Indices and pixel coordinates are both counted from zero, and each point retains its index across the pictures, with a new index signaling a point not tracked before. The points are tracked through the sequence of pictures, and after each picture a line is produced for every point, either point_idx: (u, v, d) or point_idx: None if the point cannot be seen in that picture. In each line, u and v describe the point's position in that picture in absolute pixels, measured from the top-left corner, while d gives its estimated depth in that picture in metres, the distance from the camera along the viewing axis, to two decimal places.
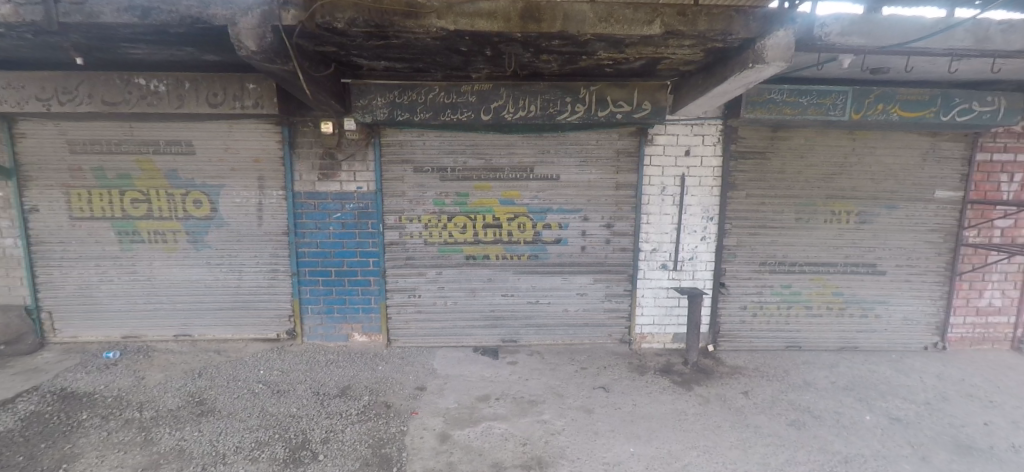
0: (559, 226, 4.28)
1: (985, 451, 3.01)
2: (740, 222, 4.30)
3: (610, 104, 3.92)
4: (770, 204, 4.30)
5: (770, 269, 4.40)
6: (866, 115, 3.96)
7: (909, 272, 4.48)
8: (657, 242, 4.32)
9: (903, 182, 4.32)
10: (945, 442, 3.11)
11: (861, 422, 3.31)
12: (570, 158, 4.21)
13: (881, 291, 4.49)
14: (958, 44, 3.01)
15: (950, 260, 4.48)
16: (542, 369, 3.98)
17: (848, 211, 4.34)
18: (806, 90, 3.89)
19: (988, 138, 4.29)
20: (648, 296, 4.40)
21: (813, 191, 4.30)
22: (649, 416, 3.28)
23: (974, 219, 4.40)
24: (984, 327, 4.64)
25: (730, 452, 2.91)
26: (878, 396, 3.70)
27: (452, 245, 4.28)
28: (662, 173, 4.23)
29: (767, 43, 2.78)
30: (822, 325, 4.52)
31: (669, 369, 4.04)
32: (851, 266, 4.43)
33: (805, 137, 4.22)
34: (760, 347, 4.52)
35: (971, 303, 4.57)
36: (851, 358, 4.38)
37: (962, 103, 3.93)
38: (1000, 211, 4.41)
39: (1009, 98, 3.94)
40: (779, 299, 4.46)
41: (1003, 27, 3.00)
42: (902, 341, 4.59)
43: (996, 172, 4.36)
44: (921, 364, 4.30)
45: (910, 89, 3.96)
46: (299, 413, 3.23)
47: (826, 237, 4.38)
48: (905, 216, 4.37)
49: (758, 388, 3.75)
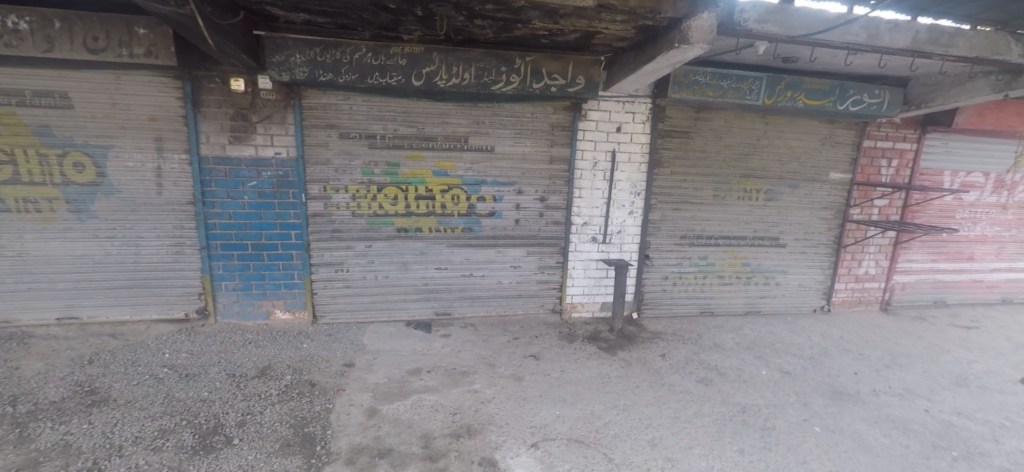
0: (493, 199, 4.25)
1: (853, 396, 3.51)
2: (664, 197, 4.54)
3: (545, 77, 3.89)
4: (691, 180, 4.56)
5: (689, 242, 4.71)
6: (777, 101, 4.28)
7: (805, 244, 5.01)
8: (588, 216, 4.44)
9: (804, 163, 4.77)
10: (824, 390, 3.57)
11: (758, 376, 3.70)
12: (504, 130, 4.15)
13: (781, 261, 4.99)
14: (853, 38, 3.26)
15: (838, 234, 5.06)
16: (475, 341, 4.00)
17: (758, 189, 4.73)
18: (727, 74, 4.12)
19: (873, 127, 4.84)
20: (579, 268, 4.55)
21: (729, 170, 4.62)
22: (575, 381, 3.43)
23: (858, 199, 5.00)
24: (861, 291, 5.33)
25: (647, 409, 3.13)
26: (773, 353, 4.15)
27: (382, 217, 4.10)
28: (594, 148, 4.32)
29: (691, 24, 2.87)
30: (731, 292, 4.95)
31: (596, 336, 4.24)
32: (758, 239, 4.86)
33: (724, 119, 4.49)
34: (678, 313, 4.87)
35: (851, 271, 5.22)
36: (754, 321, 4.86)
37: (855, 94, 4.38)
38: (879, 192, 5.03)
39: (892, 92, 4.45)
40: (696, 269, 4.80)
41: (890, 26, 3.28)
42: (796, 305, 5.17)
43: (878, 157, 4.94)
44: (810, 324, 4.88)
45: (814, 78, 4.33)
46: (211, 396, 2.99)
47: (738, 213, 4.75)
48: (804, 194, 4.85)
49: (675, 351, 4.06)
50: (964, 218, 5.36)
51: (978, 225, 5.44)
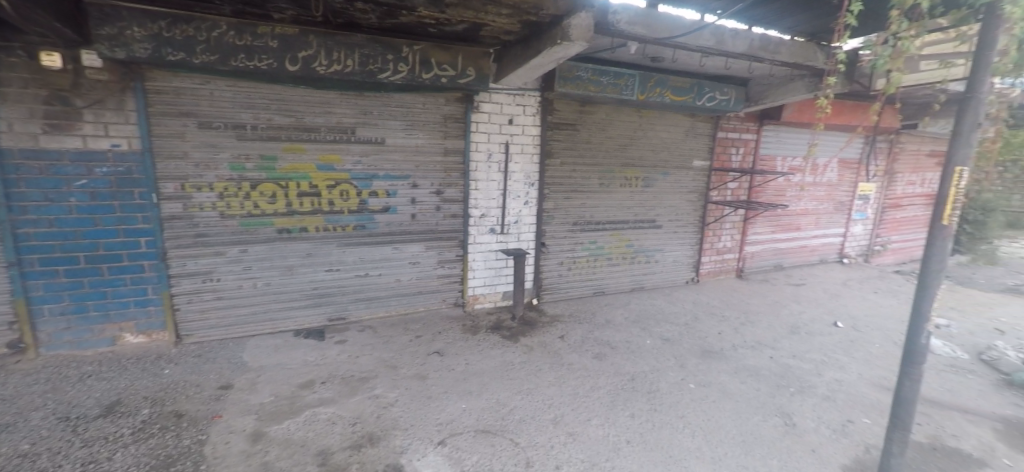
0: (386, 193, 4.05)
1: (719, 353, 4.05)
2: (556, 187, 4.74)
3: (435, 67, 3.79)
4: (580, 170, 4.83)
5: (581, 228, 5.00)
6: (649, 96, 4.72)
7: (677, 225, 5.63)
8: (486, 208, 4.46)
9: (673, 153, 5.34)
10: (696, 351, 4.07)
11: (644, 346, 4.09)
12: (395, 121, 3.96)
13: (658, 241, 5.55)
14: (705, 43, 3.70)
15: (702, 214, 5.78)
16: (375, 343, 3.81)
17: (637, 176, 5.18)
18: (606, 70, 4.41)
19: (725, 121, 5.58)
20: (479, 260, 4.56)
21: (612, 159, 4.98)
22: (480, 372, 3.45)
23: (716, 183, 5.75)
24: (722, 263, 6.17)
25: (549, 390, 3.27)
26: (655, 323, 4.61)
27: (259, 218, 3.66)
28: (488, 140, 4.34)
29: (571, 22, 3.01)
30: (619, 272, 5.38)
31: (499, 326, 4.31)
32: (639, 222, 5.34)
33: (606, 113, 4.82)
34: (574, 295, 5.16)
35: (714, 246, 6.01)
36: (638, 297, 5.35)
37: (709, 92, 5.02)
38: (731, 176, 5.83)
39: (736, 91, 5.17)
40: (588, 253, 5.12)
41: (733, 34, 3.78)
42: (672, 279, 5.80)
43: (729, 146, 5.72)
44: (684, 294, 5.52)
45: (677, 77, 4.85)
46: (35, 449, 2.42)
47: (621, 199, 5.15)
48: (674, 180, 5.44)
49: (572, 331, 4.30)
50: (792, 195, 6.47)
51: (802, 201, 6.62)
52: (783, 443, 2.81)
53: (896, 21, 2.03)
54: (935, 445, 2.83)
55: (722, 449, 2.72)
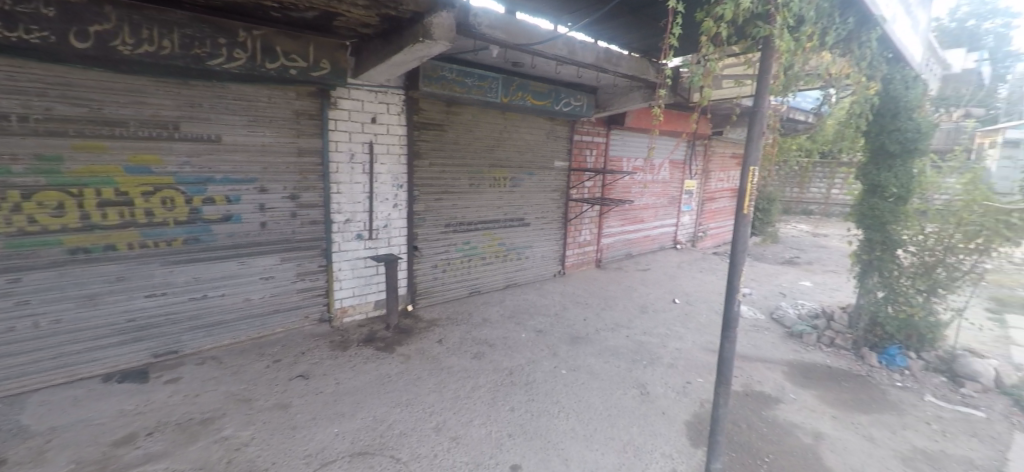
0: (226, 200, 3.48)
1: (586, 337, 4.41)
2: (426, 188, 4.63)
3: (280, 56, 3.39)
4: (449, 171, 4.79)
5: (453, 229, 4.97)
6: (511, 100, 4.90)
7: (543, 222, 5.97)
8: (350, 213, 4.14)
9: (536, 154, 5.64)
10: (566, 338, 4.37)
11: (520, 340, 4.24)
12: (233, 116, 3.41)
13: (527, 238, 5.83)
14: (559, 52, 3.96)
15: (564, 211, 6.23)
16: (221, 376, 3.25)
17: (505, 177, 5.34)
18: (470, 72, 4.44)
19: (580, 125, 6.09)
20: (346, 269, 4.22)
21: (480, 160, 5.06)
22: (353, 390, 3.19)
23: (574, 182, 6.24)
24: (583, 255, 6.75)
25: (430, 397, 3.17)
26: (529, 317, 4.83)
27: (39, 236, 2.82)
28: (349, 140, 4.03)
29: (433, 20, 2.95)
30: (493, 270, 5.50)
31: (372, 338, 4.05)
32: (509, 221, 5.52)
33: (472, 114, 4.86)
34: (450, 297, 5.11)
35: (575, 240, 6.54)
36: (512, 293, 5.54)
37: (565, 98, 5.41)
38: (587, 176, 6.40)
39: (588, 98, 5.67)
40: (461, 254, 5.12)
41: (583, 46, 4.11)
42: (542, 273, 6.15)
43: (584, 148, 6.26)
44: (552, 287, 5.89)
45: (536, 82, 5.13)
46: None
47: (491, 199, 5.26)
48: (539, 180, 5.75)
49: (450, 334, 4.25)
50: (636, 192, 7.37)
51: (644, 196, 7.59)
52: (640, 410, 3.18)
53: (705, 46, 2.36)
54: (748, 391, 3.50)
55: (592, 426, 2.96)
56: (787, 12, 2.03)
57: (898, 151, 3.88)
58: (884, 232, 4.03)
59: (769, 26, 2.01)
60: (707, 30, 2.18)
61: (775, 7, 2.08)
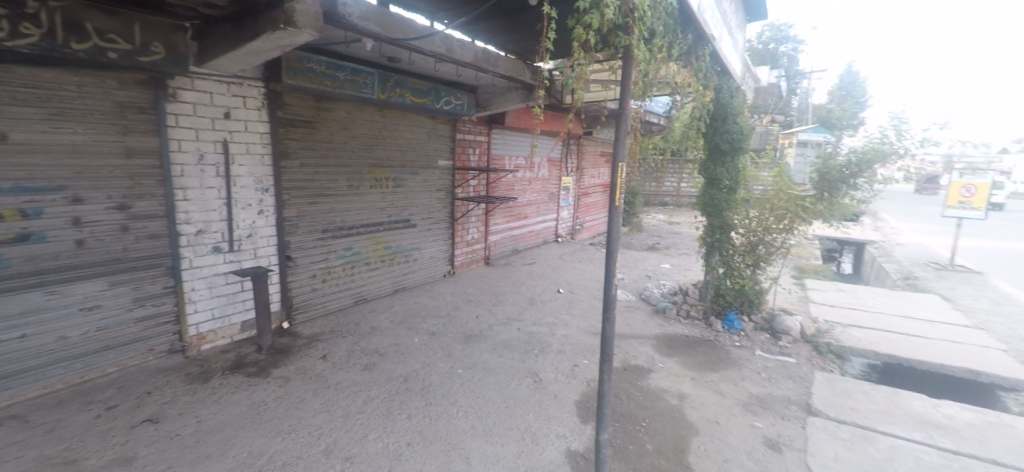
0: (21, 214, 2.73)
1: (480, 334, 4.45)
2: (297, 192, 4.20)
3: (92, 35, 2.78)
4: (323, 172, 4.41)
5: (332, 235, 4.60)
6: (389, 96, 4.69)
7: (430, 222, 5.85)
8: (203, 222, 3.56)
9: (418, 153, 5.50)
10: (461, 337, 4.36)
11: (413, 345, 4.11)
12: (24, 107, 2.69)
13: (414, 239, 5.66)
14: (437, 50, 3.89)
15: (451, 210, 6.18)
16: (26, 438, 2.55)
17: (386, 177, 5.10)
18: (342, 65, 4.15)
19: (461, 123, 6.09)
20: (202, 288, 3.63)
21: (359, 160, 4.75)
22: (220, 427, 2.77)
23: (459, 181, 6.23)
24: (472, 253, 6.79)
25: (316, 419, 2.90)
26: (420, 320, 4.70)
27: None
28: (196, 138, 3.46)
29: (295, 7, 2.67)
30: (379, 275, 5.23)
31: (240, 363, 3.55)
32: (393, 223, 5.30)
33: (346, 110, 4.53)
34: (332, 309, 4.74)
35: (463, 238, 6.55)
36: (401, 297, 5.34)
37: (445, 96, 5.36)
38: (471, 174, 6.44)
39: (468, 97, 5.69)
40: (343, 261, 4.77)
41: (460, 44, 4.08)
42: (431, 274, 6.03)
43: (467, 147, 6.28)
44: (443, 287, 5.83)
45: (415, 79, 4.98)
46: None
47: (373, 201, 4.99)
48: (423, 180, 5.62)
49: (335, 348, 3.94)
50: (519, 189, 7.65)
51: (527, 193, 7.91)
52: (535, 398, 3.32)
53: (576, 51, 2.50)
54: (626, 366, 3.88)
55: (491, 420, 3.00)
56: (642, 26, 2.20)
57: (725, 149, 4.60)
58: (721, 218, 4.78)
59: (628, 36, 2.14)
60: (577, 37, 2.26)
61: (631, 18, 2.24)
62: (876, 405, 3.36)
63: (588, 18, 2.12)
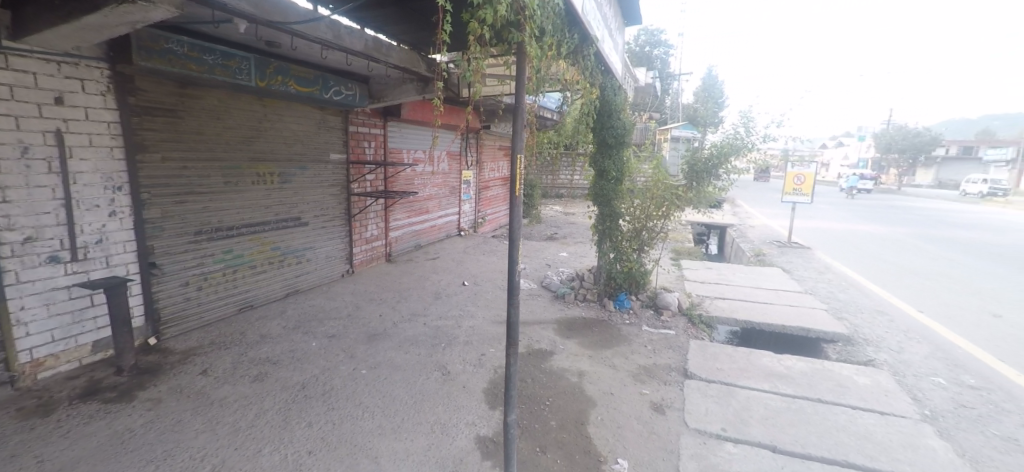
0: None
1: (383, 333, 4.35)
2: (161, 190, 3.69)
3: None
4: (193, 167, 3.92)
5: (208, 237, 4.12)
6: (269, 84, 4.24)
7: (323, 220, 5.51)
8: (33, 228, 2.97)
9: (307, 146, 5.13)
10: (363, 337, 4.22)
11: (310, 350, 3.88)
12: None
13: (307, 239, 5.30)
14: (324, 36, 3.58)
15: (347, 207, 5.89)
16: None
17: (271, 172, 4.69)
18: (210, 47, 3.61)
19: (354, 115, 5.81)
20: (35, 307, 3.03)
21: (236, 154, 4.30)
22: (72, 464, 2.37)
23: (355, 175, 5.95)
24: (372, 250, 6.55)
25: (199, 440, 2.62)
26: (318, 324, 4.45)
27: None
28: (16, 126, 2.86)
29: None
30: (267, 279, 4.82)
31: (95, 390, 3.06)
32: (282, 222, 4.90)
33: (218, 98, 4.07)
34: (212, 319, 4.27)
35: (362, 235, 6.29)
36: (294, 301, 4.98)
37: (334, 86, 5.00)
38: (367, 169, 6.19)
39: (360, 87, 5.40)
40: (223, 265, 4.30)
41: (349, 31, 3.81)
42: (328, 274, 5.71)
43: (361, 140, 6.02)
44: (342, 288, 5.55)
45: (298, 66, 4.55)
46: None
47: (256, 198, 4.56)
48: (313, 175, 5.27)
49: (218, 361, 3.57)
50: (419, 183, 7.54)
51: (427, 187, 7.83)
52: (443, 389, 3.36)
53: (472, 45, 2.45)
54: (530, 351, 4.08)
55: (399, 417, 2.97)
56: (534, 24, 2.17)
57: (611, 143, 5.03)
58: (610, 207, 5.22)
59: (522, 34, 2.09)
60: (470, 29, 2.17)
61: (524, 15, 2.19)
62: (736, 364, 3.90)
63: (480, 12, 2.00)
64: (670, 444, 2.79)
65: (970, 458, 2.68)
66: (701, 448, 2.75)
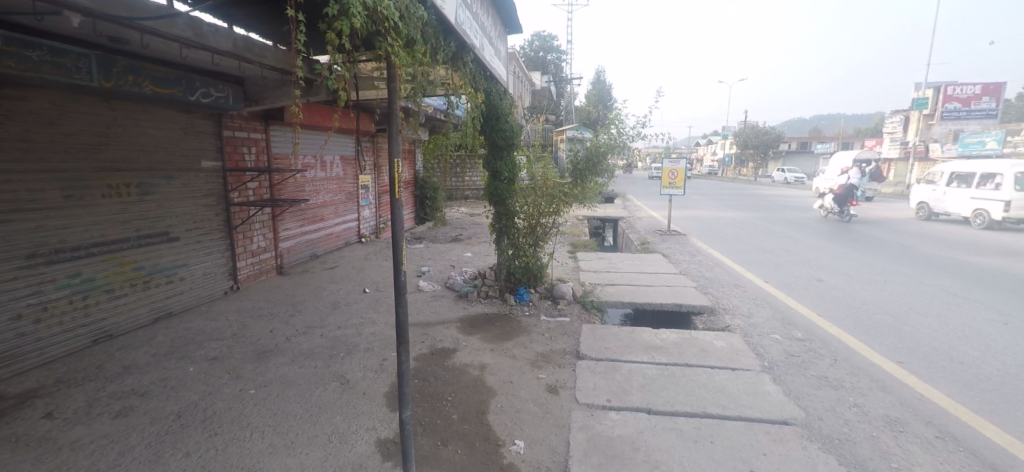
0: None
1: (275, 349, 4.09)
2: None
3: None
4: (21, 180, 3.35)
5: (46, 260, 3.54)
6: (118, 85, 3.65)
7: (198, 234, 5.00)
8: None
9: (172, 153, 4.61)
10: (251, 356, 3.94)
11: (186, 376, 3.54)
12: None
13: (178, 255, 4.77)
14: (181, 33, 3.22)
15: (226, 218, 5.40)
16: None
17: (126, 183, 4.15)
18: (33, 42, 3.00)
19: (228, 119, 5.35)
20: None
21: (78, 163, 3.74)
22: None
23: (233, 183, 5.47)
24: (259, 264, 6.07)
25: None
26: (195, 347, 4.04)
27: None
28: None
29: None
30: (128, 304, 4.26)
31: None
32: (145, 238, 4.36)
33: (48, 101, 3.51)
34: (57, 355, 3.67)
35: (246, 248, 5.80)
36: (167, 326, 4.46)
37: (202, 87, 4.49)
38: (249, 176, 5.72)
39: (232, 89, 4.94)
40: (68, 292, 3.73)
41: (212, 29, 3.45)
42: (207, 293, 5.19)
43: (239, 145, 5.56)
44: (224, 306, 5.08)
45: (154, 65, 4.00)
46: None
47: (109, 213, 4.01)
48: (182, 185, 4.75)
49: (67, 400, 3.11)
50: (311, 190, 7.15)
51: (320, 194, 7.44)
52: (343, 399, 3.28)
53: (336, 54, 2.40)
54: (432, 351, 4.13)
55: (292, 433, 2.86)
56: (395, 35, 2.18)
57: (501, 145, 5.26)
58: (506, 205, 5.46)
59: (386, 45, 2.06)
60: (330, 41, 2.11)
61: (384, 26, 2.20)
62: (621, 342, 4.30)
63: (336, 25, 1.95)
64: (562, 420, 3.00)
65: (795, 395, 3.24)
66: (589, 419, 2.99)
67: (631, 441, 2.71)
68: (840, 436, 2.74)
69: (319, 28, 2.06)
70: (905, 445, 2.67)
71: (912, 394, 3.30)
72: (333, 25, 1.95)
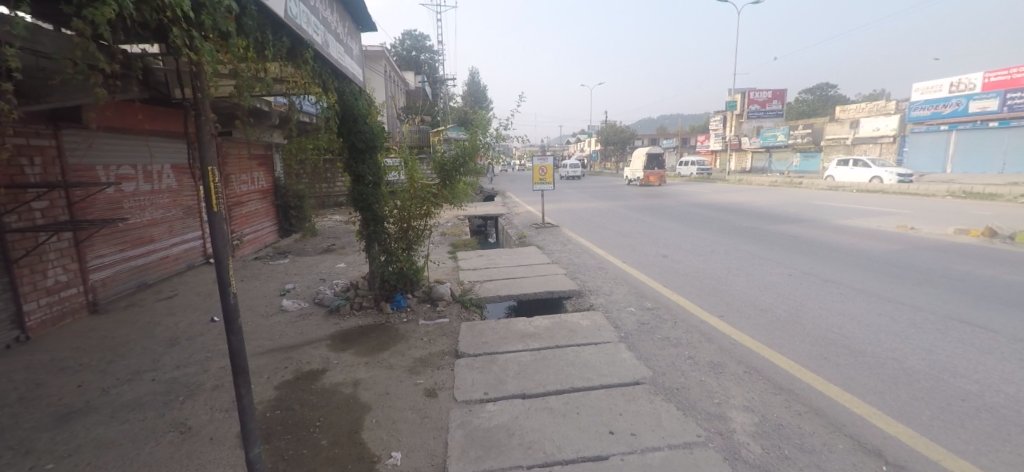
0: None
1: (84, 408, 3.33)
2: None
3: None
4: None
5: None
6: None
7: None
8: None
9: None
10: (48, 422, 3.14)
11: None
12: None
13: None
14: None
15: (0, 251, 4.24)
16: None
17: None
18: None
19: None
20: None
21: None
22: None
23: (8, 204, 4.32)
24: (59, 303, 4.90)
25: None
26: None
27: None
28: None
29: None
30: None
31: None
32: None
33: None
34: None
35: (38, 286, 4.64)
36: None
37: None
38: (33, 193, 4.57)
39: None
40: None
41: None
42: None
43: (13, 155, 4.40)
44: (6, 365, 3.98)
45: None
46: None
47: None
48: None
49: None
50: (132, 207, 5.98)
51: (146, 210, 6.27)
52: (182, 451, 2.81)
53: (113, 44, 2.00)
54: (297, 375, 3.77)
55: None
56: (185, 27, 1.88)
57: (362, 147, 4.98)
58: (373, 211, 5.20)
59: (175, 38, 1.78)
60: (89, 33, 1.74)
61: (171, 16, 1.90)
62: (498, 334, 4.41)
63: (92, 12, 1.62)
64: (440, 422, 2.97)
65: (645, 358, 3.67)
66: (466, 415, 3.00)
67: (507, 427, 2.79)
68: (678, 385, 3.18)
69: (69, 15, 1.69)
70: (723, 383, 3.20)
71: (730, 341, 3.97)
72: (85, 11, 1.61)
